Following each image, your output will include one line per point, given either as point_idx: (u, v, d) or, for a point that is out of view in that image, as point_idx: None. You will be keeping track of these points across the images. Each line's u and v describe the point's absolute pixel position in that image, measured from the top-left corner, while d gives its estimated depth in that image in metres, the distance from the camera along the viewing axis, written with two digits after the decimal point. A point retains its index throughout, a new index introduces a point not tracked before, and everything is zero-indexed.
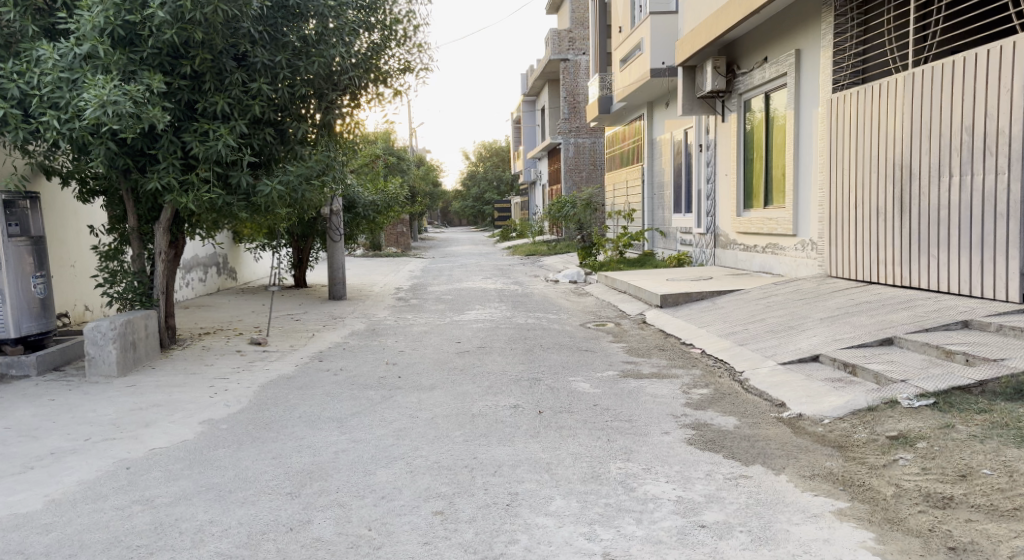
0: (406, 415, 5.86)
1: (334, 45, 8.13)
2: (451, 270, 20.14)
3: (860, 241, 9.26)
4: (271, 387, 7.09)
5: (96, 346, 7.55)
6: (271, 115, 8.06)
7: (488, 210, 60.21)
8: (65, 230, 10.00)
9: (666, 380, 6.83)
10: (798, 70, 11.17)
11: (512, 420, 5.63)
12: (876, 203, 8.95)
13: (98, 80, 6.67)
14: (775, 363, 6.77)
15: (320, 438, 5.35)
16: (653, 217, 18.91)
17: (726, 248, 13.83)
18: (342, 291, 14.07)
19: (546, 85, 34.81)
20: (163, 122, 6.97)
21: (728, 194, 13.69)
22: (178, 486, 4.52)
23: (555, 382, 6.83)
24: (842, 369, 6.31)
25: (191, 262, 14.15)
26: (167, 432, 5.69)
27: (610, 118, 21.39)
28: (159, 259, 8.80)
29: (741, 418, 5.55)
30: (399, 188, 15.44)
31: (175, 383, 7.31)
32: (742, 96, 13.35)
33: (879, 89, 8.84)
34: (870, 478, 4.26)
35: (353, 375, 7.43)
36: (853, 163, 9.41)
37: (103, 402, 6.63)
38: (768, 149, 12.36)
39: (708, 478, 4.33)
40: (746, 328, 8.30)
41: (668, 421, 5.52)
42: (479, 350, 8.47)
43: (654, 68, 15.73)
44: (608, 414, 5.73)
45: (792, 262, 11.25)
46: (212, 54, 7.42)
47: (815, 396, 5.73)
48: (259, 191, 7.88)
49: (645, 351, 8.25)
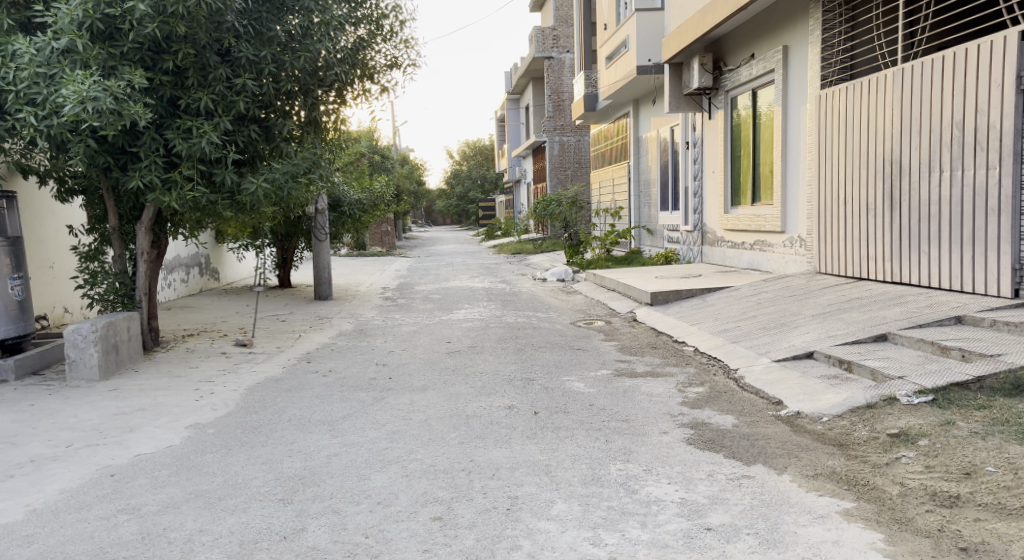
0: (399, 417, 5.75)
1: (320, 40, 8.01)
2: (437, 269, 20.02)
3: (849, 237, 9.24)
4: (259, 390, 6.96)
5: (77, 348, 7.41)
6: (256, 111, 7.90)
7: (472, 209, 60.08)
8: (43, 230, 9.79)
9: (661, 378, 6.76)
10: (785, 66, 11.10)
11: (507, 421, 5.52)
12: (866, 199, 8.92)
13: (77, 75, 6.51)
14: (770, 361, 6.70)
15: (311, 443, 5.22)
16: (639, 215, 18.85)
17: (713, 246, 13.80)
18: (328, 291, 13.91)
19: (531, 84, 34.81)
20: (145, 118, 6.83)
21: (715, 191, 13.64)
22: (164, 493, 4.38)
23: (549, 382, 6.74)
24: (838, 366, 6.24)
25: (173, 262, 13.97)
26: (152, 438, 5.55)
27: (596, 117, 21.37)
28: (142, 259, 8.64)
29: (739, 416, 5.48)
30: (385, 186, 15.32)
31: (159, 387, 7.16)
32: (729, 93, 13.29)
33: (868, 84, 8.81)
34: (874, 477, 4.18)
35: (342, 377, 7.29)
36: (841, 158, 9.39)
37: (86, 407, 6.47)
38: (756, 145, 12.32)
39: (710, 479, 4.25)
40: (738, 325, 8.24)
41: (666, 420, 5.43)
42: (470, 350, 8.36)
43: (640, 65, 15.69)
44: (604, 414, 5.65)
45: (781, 259, 11.20)
46: (194, 48, 7.25)
47: (812, 394, 5.67)
48: (244, 189, 7.74)
49: (637, 349, 8.18)
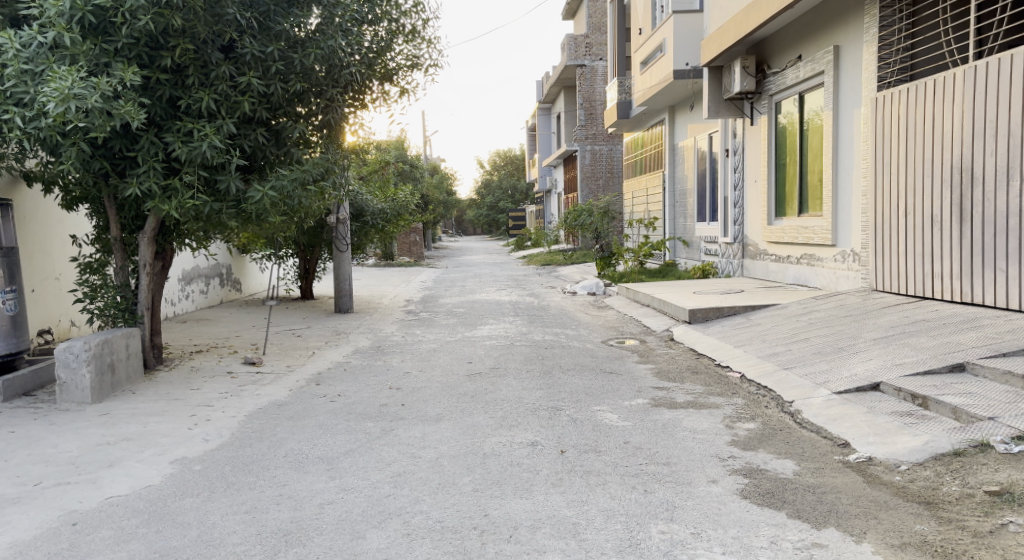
0: (407, 454, 5.08)
1: (334, 37, 7.41)
2: (464, 281, 19.34)
3: (909, 252, 8.43)
4: (260, 416, 6.34)
5: (68, 369, 6.84)
6: (264, 113, 7.30)
7: (503, 219, 59.39)
8: (49, 240, 9.27)
9: (706, 411, 5.99)
10: (837, 66, 10.28)
11: (530, 463, 4.81)
12: (930, 210, 8.10)
13: (61, 71, 5.91)
14: (830, 393, 5.91)
15: (305, 486, 4.57)
16: (674, 225, 18.08)
17: (755, 259, 13.00)
18: (349, 303, 13.34)
19: (562, 92, 34.17)
20: (137, 119, 6.23)
21: (758, 201, 12.82)
22: (126, 551, 3.77)
23: (579, 412, 6.02)
24: (910, 402, 5.46)
25: (191, 273, 13.47)
26: (130, 475, 4.93)
27: (630, 124, 20.59)
28: (143, 272, 8.07)
29: (799, 462, 4.73)
30: (410, 195, 14.68)
31: (152, 413, 6.56)
32: (773, 97, 12.47)
33: (934, 84, 7.99)
34: (977, 551, 3.48)
35: (351, 403, 6.64)
36: (901, 166, 8.58)
37: (69, 436, 5.87)
38: (803, 153, 11.50)
39: (774, 549, 3.57)
40: (789, 349, 7.44)
41: (714, 465, 4.70)
42: (492, 373, 7.67)
43: (678, 69, 14.96)
44: (641, 455, 4.93)
45: (832, 274, 10.37)
46: (193, 43, 6.66)
47: (884, 435, 4.91)
48: (249, 197, 7.13)
49: (676, 374, 7.42)
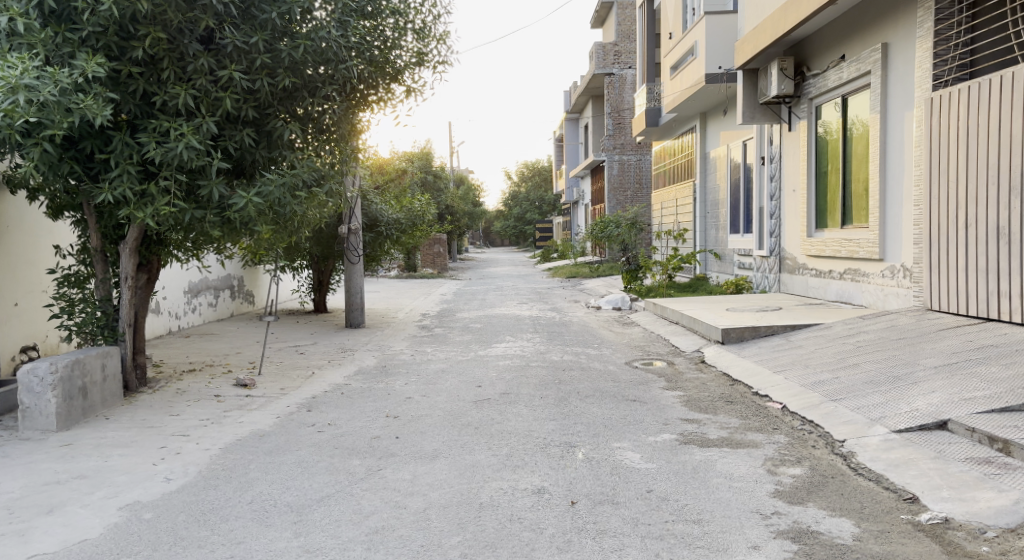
0: (391, 503, 4.32)
1: (327, 27, 6.69)
2: (486, 294, 18.54)
3: (969, 266, 7.54)
4: (236, 450, 5.63)
5: (32, 394, 6.19)
6: (249, 111, 6.62)
7: (530, 231, 58.62)
8: (36, 250, 8.67)
9: (743, 451, 5.16)
10: (885, 64, 9.42)
11: (534, 517, 4.04)
12: (995, 220, 7.21)
13: (9, 59, 5.30)
14: (888, 431, 5.06)
15: (265, 543, 3.86)
16: (706, 238, 17.21)
17: (793, 273, 12.11)
18: (359, 318, 12.48)
19: (590, 102, 33.45)
20: (101, 115, 5.58)
21: (797, 212, 11.94)
22: None
23: (595, 450, 5.23)
24: (986, 445, 4.61)
25: (199, 285, 12.91)
26: (67, 524, 4.24)
27: (660, 132, 19.80)
28: (125, 285, 7.40)
29: (859, 521, 3.91)
30: (425, 205, 13.97)
31: (119, 443, 5.88)
32: (813, 101, 11.58)
33: (1000, 80, 7.13)
34: None
35: (340, 435, 5.90)
36: (960, 171, 7.72)
37: (17, 472, 5.20)
38: (846, 159, 10.63)
39: None
40: (836, 376, 6.58)
41: (756, 524, 3.90)
42: (502, 399, 6.89)
43: (710, 72, 14.15)
44: (666, 508, 4.14)
45: (879, 291, 9.48)
46: (165, 32, 6.03)
47: (961, 489, 4.08)
48: (233, 204, 6.42)
49: (708, 404, 6.59)
